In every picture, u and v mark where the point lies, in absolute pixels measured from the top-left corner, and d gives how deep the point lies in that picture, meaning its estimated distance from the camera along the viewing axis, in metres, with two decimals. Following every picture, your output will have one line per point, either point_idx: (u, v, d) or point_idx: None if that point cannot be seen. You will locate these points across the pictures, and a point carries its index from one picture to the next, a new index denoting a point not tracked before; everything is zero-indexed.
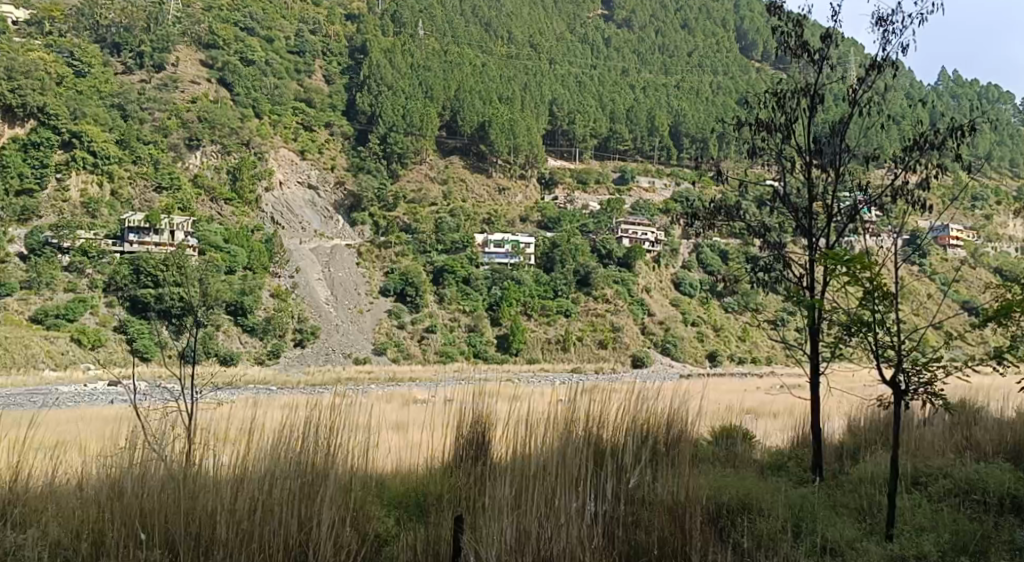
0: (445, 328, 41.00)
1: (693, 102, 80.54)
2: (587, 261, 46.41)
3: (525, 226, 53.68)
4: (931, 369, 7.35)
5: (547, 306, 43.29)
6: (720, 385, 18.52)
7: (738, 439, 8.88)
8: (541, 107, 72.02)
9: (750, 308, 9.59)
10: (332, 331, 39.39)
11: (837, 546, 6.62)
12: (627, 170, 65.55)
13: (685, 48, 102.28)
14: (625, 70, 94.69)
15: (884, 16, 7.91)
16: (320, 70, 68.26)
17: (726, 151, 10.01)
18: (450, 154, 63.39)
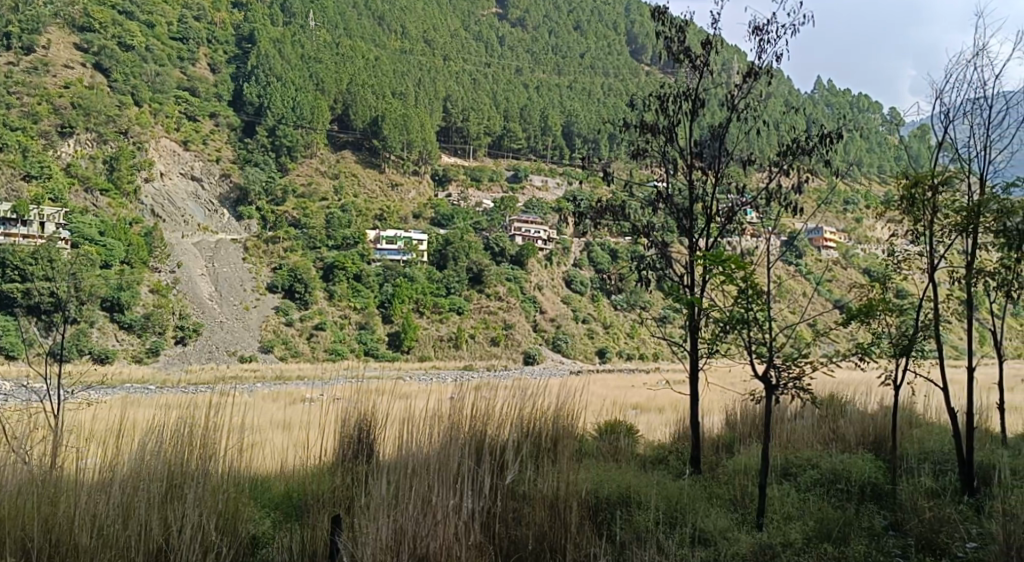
0: (335, 325, 40.06)
1: (585, 103, 81.77)
2: (480, 259, 46.59)
3: (417, 223, 53.41)
4: (800, 365, 7.72)
5: (439, 304, 43.02)
6: (608, 381, 18.79)
7: (621, 433, 9.07)
8: (435, 103, 71.67)
9: (637, 306, 9.78)
10: (216, 328, 38.37)
11: (709, 537, 6.90)
12: (521, 169, 66.43)
13: (576, 50, 103.74)
14: (518, 70, 95.16)
15: (760, 25, 8.18)
16: (204, 58, 66.03)
17: (611, 151, 10.15)
18: (342, 148, 62.34)
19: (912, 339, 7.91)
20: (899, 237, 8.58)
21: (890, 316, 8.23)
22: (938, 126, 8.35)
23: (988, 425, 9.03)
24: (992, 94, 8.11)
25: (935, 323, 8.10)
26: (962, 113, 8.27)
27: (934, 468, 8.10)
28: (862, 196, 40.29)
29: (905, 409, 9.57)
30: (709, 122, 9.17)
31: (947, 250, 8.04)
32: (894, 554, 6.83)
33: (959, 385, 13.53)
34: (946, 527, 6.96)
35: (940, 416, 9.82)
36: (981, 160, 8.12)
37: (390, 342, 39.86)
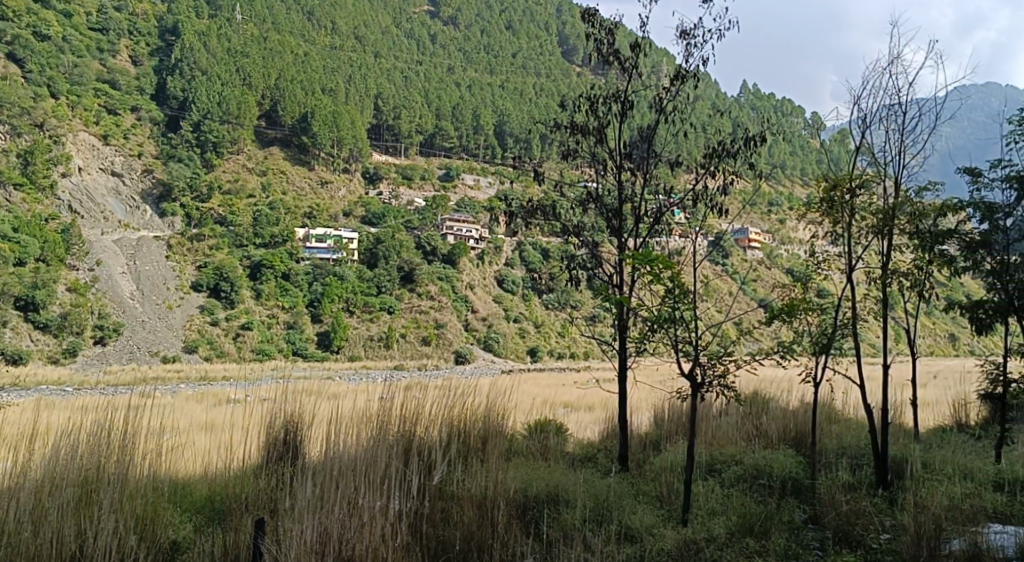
0: (262, 325, 39.20)
1: (516, 102, 82.00)
2: (411, 258, 46.37)
3: (348, 221, 52.80)
4: (724, 363, 7.90)
5: (369, 303, 42.63)
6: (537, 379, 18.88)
7: (550, 432, 9.14)
8: (366, 100, 70.84)
9: (568, 306, 9.84)
10: (138, 327, 37.33)
11: (636, 533, 7.00)
12: (452, 168, 66.61)
13: (508, 50, 104.16)
14: (450, 68, 94.93)
15: (686, 30, 8.33)
16: (125, 50, 64.01)
17: (542, 151, 10.19)
18: (270, 145, 61.14)
19: (830, 337, 8.16)
20: (820, 238, 8.82)
21: (811, 315, 8.47)
22: (856, 131, 8.60)
23: (901, 420, 9.37)
24: (906, 100, 8.38)
25: (852, 321, 8.37)
26: (878, 119, 8.52)
27: (851, 462, 8.38)
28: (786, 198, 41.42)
29: (826, 406, 9.86)
30: (637, 123, 9.30)
31: (863, 251, 8.32)
32: (812, 546, 7.04)
33: (871, 382, 14.01)
34: (862, 520, 7.19)
35: (859, 412, 10.15)
36: (896, 164, 8.38)
37: (319, 342, 39.22)
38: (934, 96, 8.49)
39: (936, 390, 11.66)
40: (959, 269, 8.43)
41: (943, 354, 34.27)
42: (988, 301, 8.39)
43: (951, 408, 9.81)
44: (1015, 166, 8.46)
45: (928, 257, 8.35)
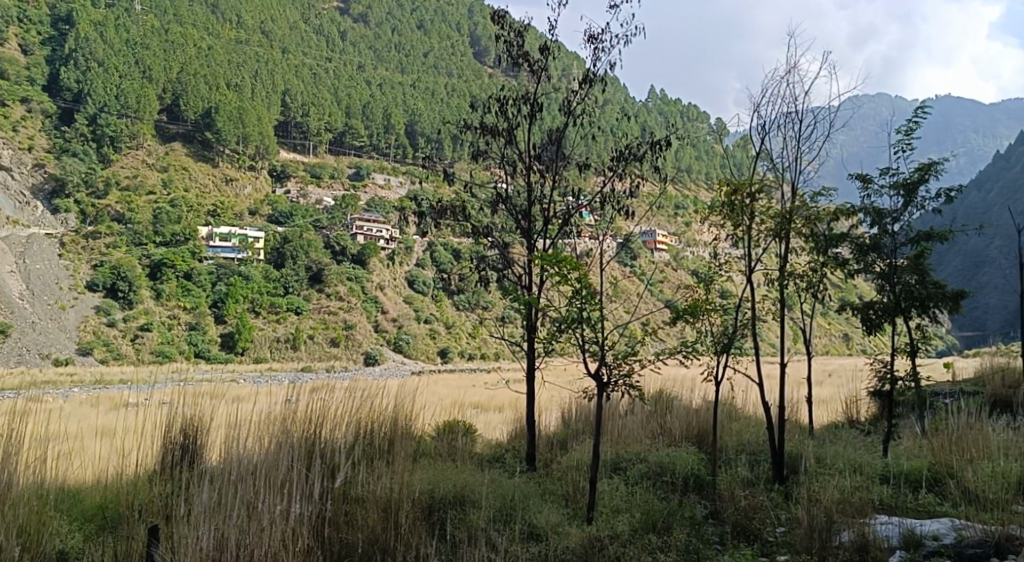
0: (163, 326, 37.70)
1: (427, 100, 81.53)
2: (319, 258, 45.58)
3: (254, 220, 51.56)
4: (629, 363, 8.03)
5: (276, 304, 41.68)
6: (446, 381, 18.82)
7: (459, 433, 9.13)
8: (273, 96, 69.18)
9: (478, 307, 9.82)
10: (27, 329, 35.58)
11: (542, 533, 7.04)
12: (363, 166, 65.98)
13: (419, 50, 103.21)
14: (361, 66, 93.46)
15: (594, 34, 8.46)
16: (13, 39, 60.86)
17: (450, 151, 10.12)
18: (172, 140, 59.03)
19: (731, 337, 8.38)
20: (722, 241, 9.05)
21: (713, 315, 8.69)
22: (756, 137, 8.92)
23: (797, 417, 9.71)
24: (803, 109, 8.73)
25: (751, 323, 8.63)
26: (777, 126, 8.85)
27: (749, 458, 8.65)
28: (690, 201, 42.48)
29: (727, 405, 10.14)
30: (545, 125, 9.38)
31: (762, 253, 8.59)
32: (711, 541, 7.22)
33: (764, 380, 14.46)
34: (759, 514, 7.40)
35: (759, 410, 10.48)
36: (793, 170, 8.77)
37: (223, 344, 38.00)
38: (827, 105, 8.86)
39: (829, 387, 12.14)
40: (851, 271, 8.79)
41: (837, 353, 35.82)
42: (878, 301, 8.79)
43: (843, 404, 10.22)
44: (903, 174, 8.90)
45: (823, 259, 8.69)
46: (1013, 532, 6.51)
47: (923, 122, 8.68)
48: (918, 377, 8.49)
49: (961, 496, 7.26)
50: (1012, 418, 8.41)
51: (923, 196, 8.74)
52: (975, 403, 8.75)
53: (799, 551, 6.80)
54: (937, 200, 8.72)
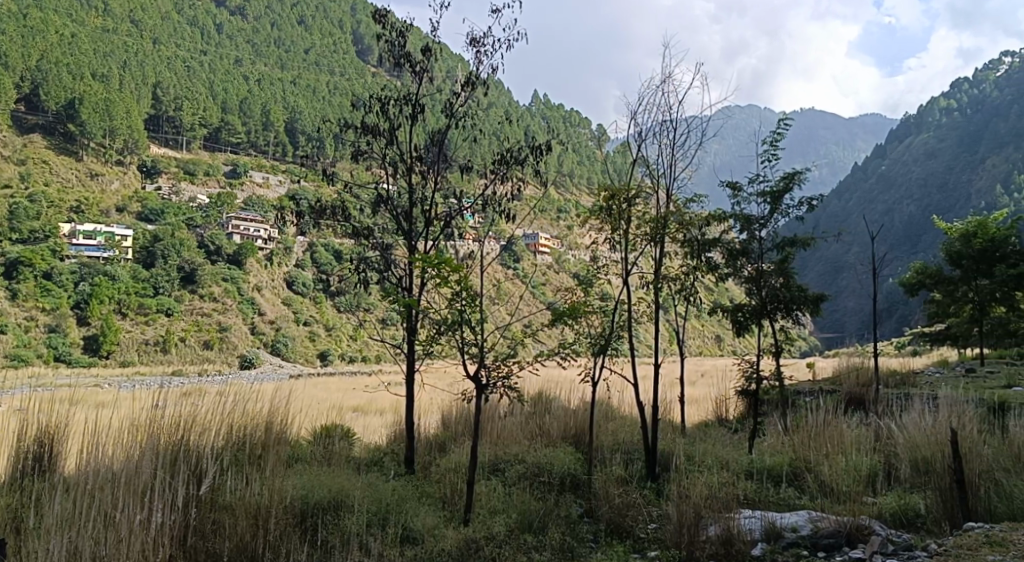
0: (18, 327, 34.49)
1: (308, 94, 79.30)
2: (193, 257, 43.52)
3: (121, 217, 49.09)
4: (507, 364, 8.06)
5: (145, 306, 39.11)
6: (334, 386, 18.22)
7: (337, 436, 8.98)
8: (144, 89, 65.79)
9: (359, 309, 9.65)
10: None
11: (417, 536, 7.02)
12: (240, 164, 63.95)
13: (301, 45, 100.00)
14: (238, 60, 89.87)
15: (478, 37, 8.44)
16: None
17: (330, 150, 9.84)
18: (31, 131, 55.43)
19: (607, 340, 8.54)
20: (601, 244, 9.19)
21: (592, 317, 8.85)
22: (634, 144, 9.10)
23: (670, 416, 10.00)
24: (677, 118, 9.02)
25: (627, 325, 8.82)
26: (653, 134, 9.08)
27: (624, 457, 8.87)
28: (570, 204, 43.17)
29: (605, 405, 10.36)
30: (427, 126, 9.33)
31: (637, 258, 8.79)
32: (586, 539, 7.39)
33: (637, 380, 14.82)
34: (633, 511, 7.57)
35: (634, 410, 10.75)
36: (668, 176, 9.05)
37: (86, 348, 35.09)
38: (699, 115, 9.20)
39: (700, 387, 12.59)
40: (722, 276, 9.12)
41: (710, 353, 37.18)
42: (746, 304, 9.19)
43: (712, 404, 10.61)
44: (770, 182, 9.29)
45: (695, 263, 9.03)
46: (864, 522, 6.90)
47: (786, 134, 9.09)
48: (781, 377, 8.92)
49: (818, 490, 7.68)
50: (864, 414, 8.95)
51: (787, 204, 9.20)
52: (832, 401, 9.22)
53: (669, 546, 7.02)
54: (800, 208, 9.18)
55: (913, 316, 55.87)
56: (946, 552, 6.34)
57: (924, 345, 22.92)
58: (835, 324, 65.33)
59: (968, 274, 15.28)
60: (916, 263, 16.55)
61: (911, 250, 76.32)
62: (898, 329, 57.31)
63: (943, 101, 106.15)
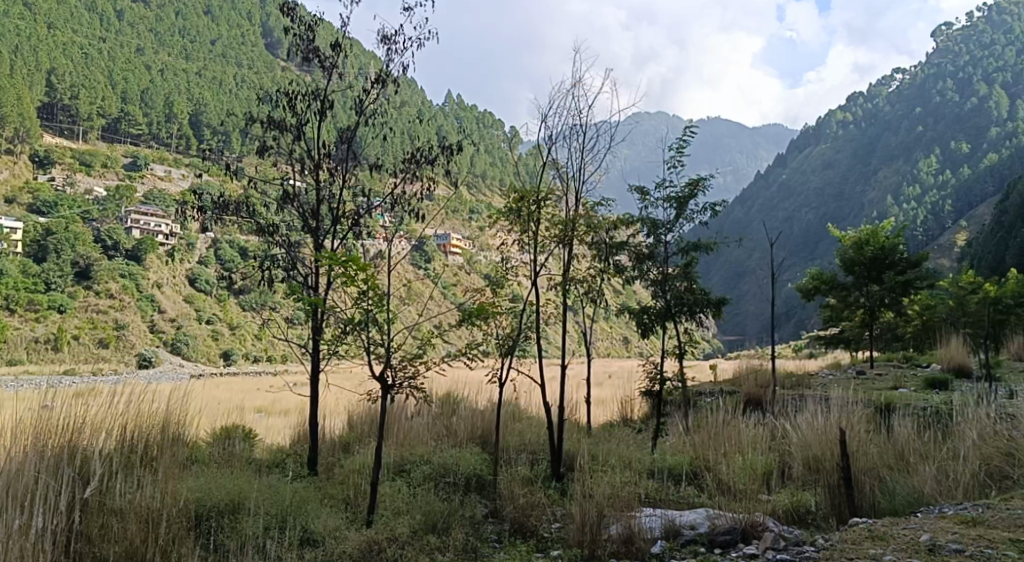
0: None
1: (213, 86, 76.44)
2: (88, 252, 41.66)
3: (11, 209, 46.99)
4: (414, 365, 7.98)
5: (35, 301, 36.47)
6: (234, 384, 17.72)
7: (238, 437, 8.78)
8: (38, 75, 62.44)
9: (264, 308, 9.44)
10: None
11: (319, 539, 6.87)
12: (141, 157, 61.88)
13: (206, 35, 95.66)
14: (140, 48, 85.73)
15: (388, 34, 8.33)
16: None
17: (233, 145, 9.57)
18: None
19: (513, 343, 8.55)
20: (511, 245, 9.17)
21: (501, 318, 8.86)
22: (544, 146, 9.19)
23: (575, 416, 10.10)
24: (586, 122, 9.15)
25: (535, 326, 8.88)
26: (563, 137, 9.21)
27: (530, 457, 8.94)
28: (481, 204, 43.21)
29: (513, 405, 10.43)
30: (336, 122, 9.22)
31: (546, 260, 8.82)
32: (490, 539, 7.37)
33: (541, 381, 14.96)
34: (537, 510, 7.61)
35: (541, 410, 10.85)
36: (578, 179, 9.19)
37: None
38: (608, 121, 9.39)
39: (605, 387, 12.79)
40: (629, 278, 9.27)
41: (617, 354, 37.85)
42: (652, 307, 9.43)
43: (618, 404, 10.79)
44: (675, 188, 9.53)
45: (603, 266, 9.14)
46: (759, 518, 7.07)
47: (692, 141, 9.35)
48: (683, 378, 9.14)
49: (716, 487, 7.88)
50: (761, 414, 9.23)
51: (692, 210, 9.45)
52: (732, 402, 9.49)
53: (571, 545, 7.09)
54: (704, 214, 9.44)
55: (809, 319, 61.82)
56: (833, 546, 6.42)
57: (819, 349, 23.83)
58: (737, 326, 70.28)
59: (861, 280, 15.92)
60: (812, 270, 17.18)
61: (809, 254, 86.58)
62: (794, 332, 63.49)
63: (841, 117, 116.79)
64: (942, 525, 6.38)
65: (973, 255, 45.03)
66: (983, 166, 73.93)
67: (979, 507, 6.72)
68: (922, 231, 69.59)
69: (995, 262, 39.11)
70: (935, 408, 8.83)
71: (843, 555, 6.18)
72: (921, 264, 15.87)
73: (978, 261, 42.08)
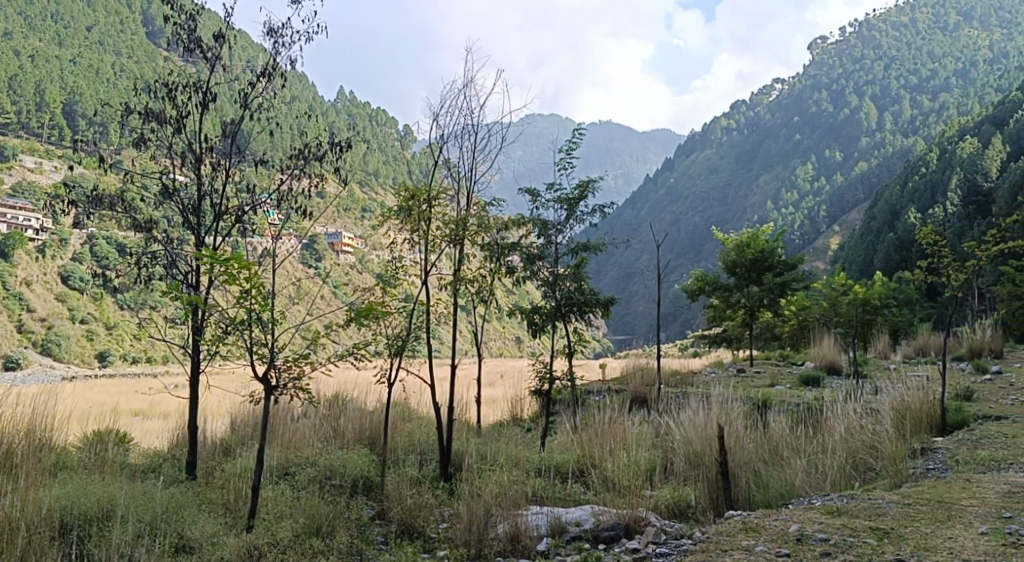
0: None
1: (89, 73, 72.04)
2: None
3: None
4: (299, 366, 7.78)
5: None
6: (106, 385, 18.16)
7: (110, 443, 8.39)
8: None
9: (144, 307, 9.07)
10: None
11: (195, 546, 6.61)
12: (9, 147, 57.90)
13: (82, 21, 89.37)
14: (7, 32, 78.22)
15: (274, 27, 8.15)
16: None
17: (109, 136, 9.16)
18: None
19: (402, 344, 8.44)
20: (402, 244, 9.04)
21: (392, 317, 8.74)
22: (435, 146, 9.18)
23: (465, 416, 10.13)
24: (478, 123, 9.22)
25: (426, 326, 8.80)
26: (455, 137, 9.24)
27: (418, 458, 8.89)
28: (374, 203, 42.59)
29: (402, 405, 10.37)
30: (221, 116, 8.96)
31: (439, 259, 8.74)
32: (376, 541, 7.23)
33: (429, 381, 14.96)
34: (423, 511, 7.54)
35: (430, 411, 10.83)
36: (470, 178, 9.22)
37: None
38: (499, 121, 9.48)
39: (495, 387, 12.88)
40: (520, 278, 9.35)
41: (509, 354, 38.06)
42: (543, 307, 9.52)
43: (508, 404, 10.88)
44: (565, 190, 9.69)
45: (494, 267, 9.17)
46: (641, 514, 7.17)
47: (581, 143, 9.50)
48: (572, 377, 9.26)
49: (602, 484, 8.00)
50: (646, 412, 9.46)
51: (582, 211, 9.63)
52: (619, 400, 9.70)
53: (458, 545, 7.06)
54: (593, 215, 9.64)
55: (694, 319, 65.37)
56: (709, 538, 6.56)
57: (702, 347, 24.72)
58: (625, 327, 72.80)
59: (741, 281, 16.56)
60: (696, 271, 17.75)
61: (694, 257, 89.51)
62: (680, 331, 66.13)
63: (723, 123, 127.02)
64: (810, 516, 6.66)
65: (845, 259, 47.75)
66: (856, 175, 78.87)
67: (843, 497, 7.05)
68: (799, 235, 74.19)
69: (862, 265, 41.68)
70: (808, 404, 9.25)
71: (718, 546, 6.32)
72: (796, 266, 16.70)
73: (850, 263, 44.62)
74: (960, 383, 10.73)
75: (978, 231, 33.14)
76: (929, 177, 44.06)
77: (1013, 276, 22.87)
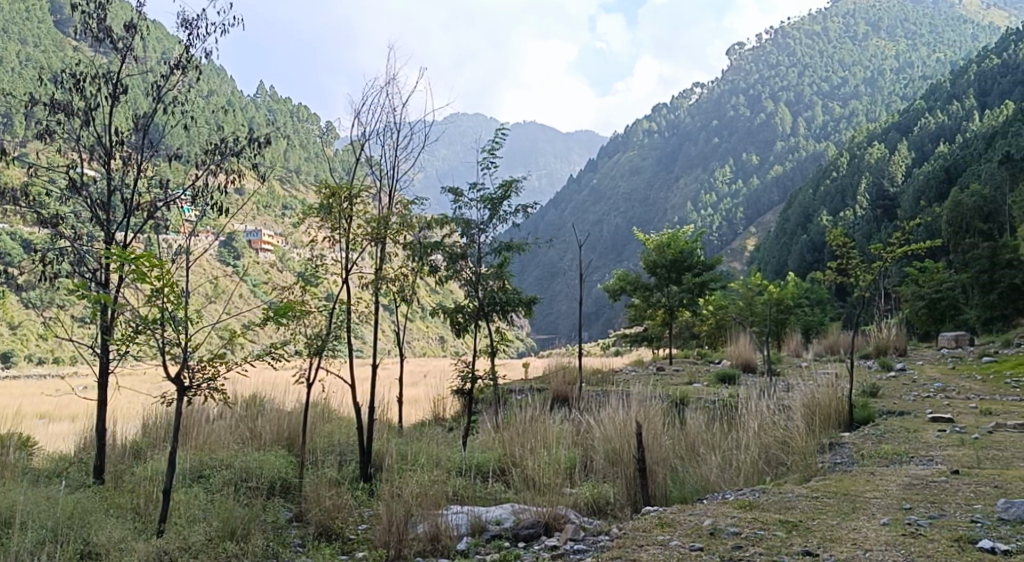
0: None
1: None
2: None
3: None
4: (214, 365, 7.54)
5: None
6: (9, 385, 18.56)
7: (12, 448, 8.06)
8: None
9: (49, 306, 8.69)
10: None
11: (100, 552, 6.28)
12: None
13: None
14: None
15: (188, 19, 7.92)
16: None
17: (12, 126, 8.78)
18: None
19: (321, 343, 8.29)
20: (323, 242, 8.87)
21: (311, 316, 8.59)
22: (358, 143, 9.08)
23: (387, 416, 10.03)
24: (400, 121, 9.15)
25: (348, 325, 8.64)
26: (376, 134, 9.15)
27: (338, 459, 8.76)
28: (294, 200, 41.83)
29: (321, 406, 10.24)
30: (133, 109, 8.66)
31: (360, 257, 8.61)
32: (292, 543, 7.05)
33: (350, 381, 14.77)
34: (342, 513, 7.41)
35: (350, 411, 10.70)
36: (392, 175, 9.15)
37: None
38: (421, 120, 9.42)
39: (417, 387, 12.80)
40: (443, 277, 9.32)
41: (432, 353, 37.86)
42: (465, 306, 9.53)
43: (431, 404, 10.84)
44: (489, 190, 9.71)
45: (416, 266, 9.10)
46: (560, 511, 7.18)
47: (503, 142, 9.51)
48: (494, 376, 9.27)
49: (522, 482, 8.02)
50: (566, 411, 9.55)
51: (505, 211, 9.68)
52: (540, 398, 9.76)
53: (377, 545, 6.95)
54: (516, 215, 9.71)
55: (616, 318, 66.30)
56: (625, 534, 6.63)
57: (623, 345, 25.08)
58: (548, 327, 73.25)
59: (662, 281, 16.87)
60: (619, 271, 17.96)
61: (617, 256, 90.82)
62: (603, 331, 66.92)
63: (645, 126, 129.09)
64: (722, 511, 6.81)
65: (760, 260, 49.11)
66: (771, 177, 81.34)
67: (756, 492, 7.23)
68: (719, 236, 76.16)
69: (776, 266, 42.90)
70: (723, 401, 9.49)
71: (634, 542, 6.39)
72: (714, 266, 17.09)
73: (764, 264, 45.92)
74: (868, 379, 11.15)
75: (883, 233, 34.59)
76: (839, 181, 45.71)
77: (915, 277, 23.91)
